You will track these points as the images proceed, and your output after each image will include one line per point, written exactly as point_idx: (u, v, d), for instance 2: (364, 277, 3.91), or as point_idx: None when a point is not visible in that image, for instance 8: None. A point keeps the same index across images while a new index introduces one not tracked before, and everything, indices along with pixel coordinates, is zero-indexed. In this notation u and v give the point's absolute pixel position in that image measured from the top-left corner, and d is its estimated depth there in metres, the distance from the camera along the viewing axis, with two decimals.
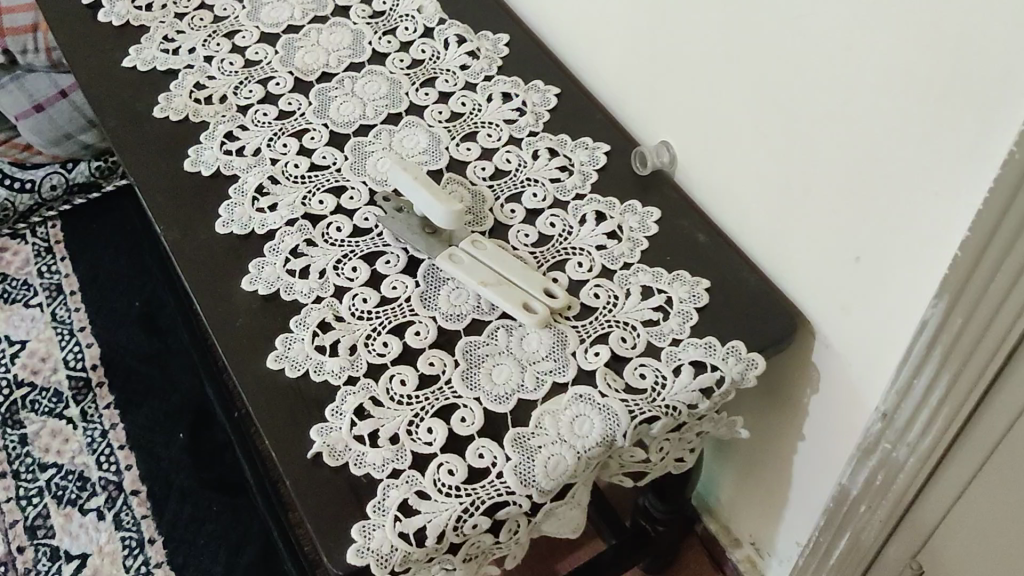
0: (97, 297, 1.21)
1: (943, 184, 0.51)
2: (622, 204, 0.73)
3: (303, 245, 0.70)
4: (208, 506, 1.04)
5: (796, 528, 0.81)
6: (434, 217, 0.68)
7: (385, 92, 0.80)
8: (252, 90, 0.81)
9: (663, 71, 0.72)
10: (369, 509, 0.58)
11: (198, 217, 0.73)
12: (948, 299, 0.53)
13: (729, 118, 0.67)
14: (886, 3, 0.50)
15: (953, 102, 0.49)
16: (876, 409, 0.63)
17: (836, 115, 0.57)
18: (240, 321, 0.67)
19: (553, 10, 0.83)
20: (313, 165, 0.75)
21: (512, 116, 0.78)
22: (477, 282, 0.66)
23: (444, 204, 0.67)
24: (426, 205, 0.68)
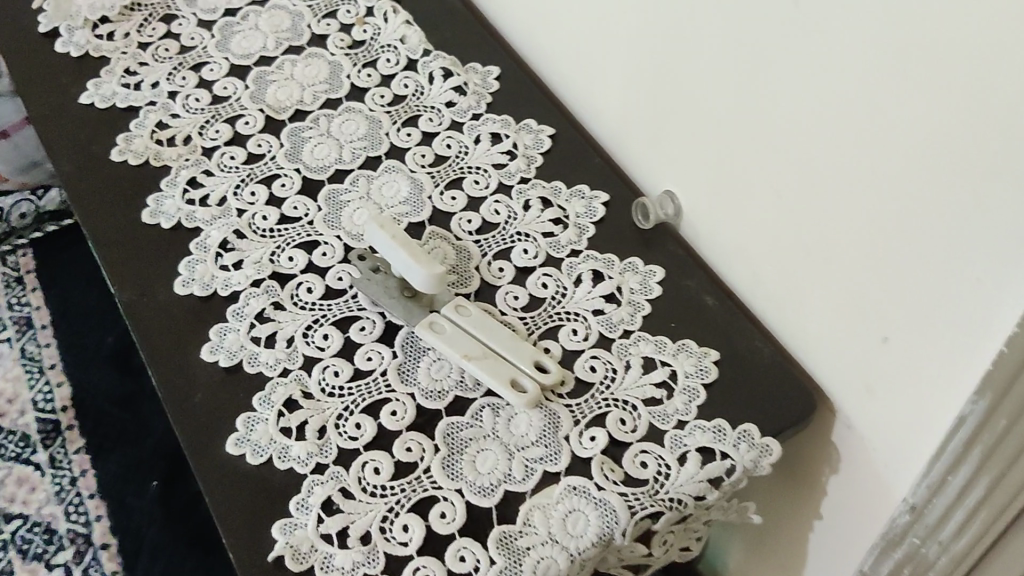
0: (69, 332, 1.15)
1: (989, 269, 0.45)
2: (622, 262, 0.66)
3: (269, 310, 0.64)
4: (181, 562, 0.96)
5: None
6: (413, 280, 0.62)
7: (363, 132, 0.74)
8: (219, 130, 0.74)
9: (669, 114, 0.65)
10: None
11: (156, 274, 0.66)
12: (991, 397, 0.46)
13: (742, 171, 0.60)
14: (931, 64, 0.44)
15: (1006, 181, 0.42)
16: (904, 499, 0.56)
17: (866, 179, 0.51)
18: (199, 396, 0.61)
19: (547, 42, 0.76)
20: (283, 217, 0.69)
21: (502, 160, 0.71)
22: (460, 356, 0.60)
23: (424, 268, 0.61)
24: (405, 267, 0.62)
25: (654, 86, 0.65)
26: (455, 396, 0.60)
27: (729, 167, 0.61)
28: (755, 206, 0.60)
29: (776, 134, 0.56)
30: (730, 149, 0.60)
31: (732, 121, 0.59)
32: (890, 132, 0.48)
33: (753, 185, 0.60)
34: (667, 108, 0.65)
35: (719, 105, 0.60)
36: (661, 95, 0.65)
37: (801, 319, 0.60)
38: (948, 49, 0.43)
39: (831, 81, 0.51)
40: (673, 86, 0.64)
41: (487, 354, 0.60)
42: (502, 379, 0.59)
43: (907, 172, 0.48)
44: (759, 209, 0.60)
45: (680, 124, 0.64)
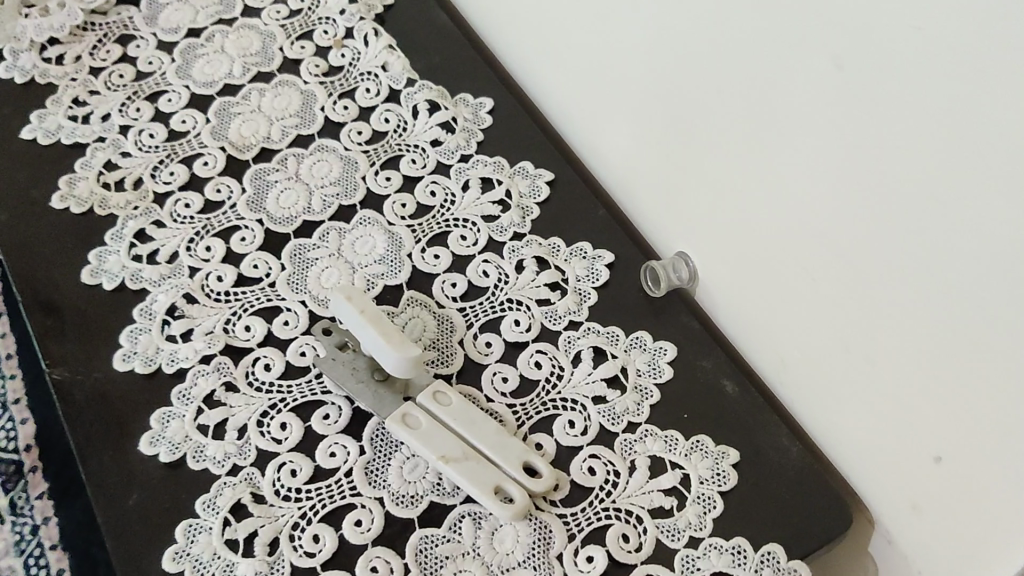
0: None
1: None
2: (627, 337, 0.57)
3: (219, 392, 0.55)
4: None
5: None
6: (385, 363, 0.53)
7: (336, 175, 0.65)
8: (174, 171, 0.66)
9: (681, 166, 0.56)
10: None
11: (95, 345, 0.58)
12: None
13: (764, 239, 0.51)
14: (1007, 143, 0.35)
15: None
16: None
17: (922, 273, 0.42)
18: (135, 497, 0.52)
19: (545, 72, 0.68)
20: (241, 277, 0.60)
21: (493, 211, 0.62)
22: (438, 458, 0.51)
23: (397, 351, 0.52)
24: (375, 347, 0.53)
25: (664, 133, 0.56)
26: (430, 502, 0.51)
27: (751, 234, 0.52)
28: (779, 282, 0.51)
29: (806, 203, 0.47)
30: (753, 215, 0.51)
31: (753, 179, 0.50)
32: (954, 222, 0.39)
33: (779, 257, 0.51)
34: (679, 160, 0.56)
35: (739, 161, 0.51)
36: (672, 144, 0.56)
37: (834, 416, 0.51)
38: None
39: (880, 152, 0.41)
40: (686, 135, 0.54)
41: (469, 455, 0.51)
42: (485, 487, 0.50)
43: (978, 271, 0.39)
44: (785, 286, 0.51)
45: (694, 179, 0.55)
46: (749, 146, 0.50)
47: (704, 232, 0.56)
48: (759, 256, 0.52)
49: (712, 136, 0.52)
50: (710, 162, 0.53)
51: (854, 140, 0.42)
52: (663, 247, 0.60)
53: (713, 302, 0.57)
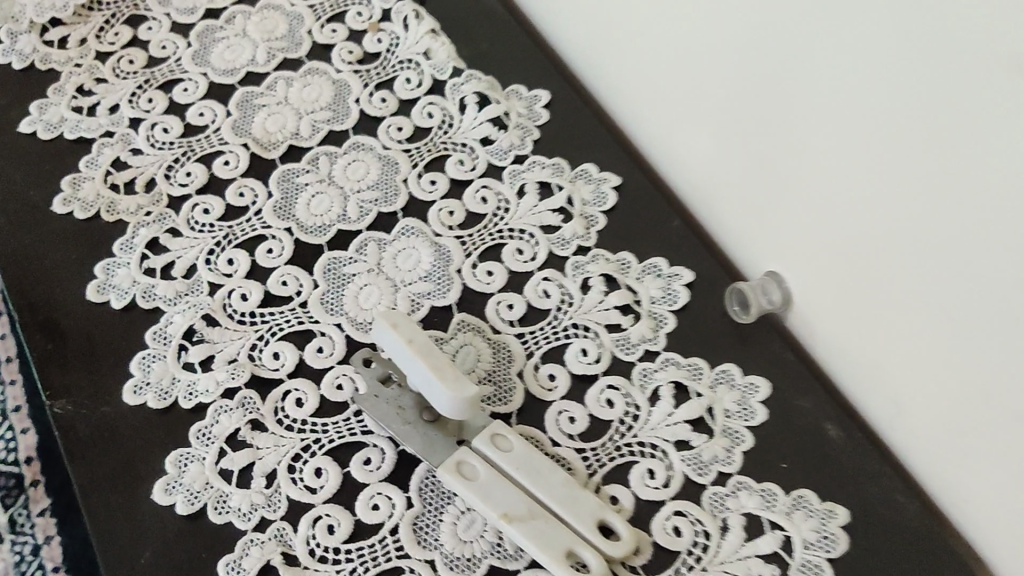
0: None
1: None
2: (713, 370, 0.50)
3: (244, 431, 0.48)
4: None
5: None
6: (438, 405, 0.44)
7: (374, 177, 0.58)
8: (191, 172, 0.58)
9: (768, 177, 0.48)
10: None
11: (103, 373, 0.51)
12: None
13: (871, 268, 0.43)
14: None
15: None
16: None
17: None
18: (148, 555, 0.45)
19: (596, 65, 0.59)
20: (268, 295, 0.53)
21: (552, 220, 0.55)
22: (500, 516, 0.43)
23: (455, 390, 0.43)
24: (428, 386, 0.45)
25: (747, 138, 0.49)
26: (489, 565, 0.45)
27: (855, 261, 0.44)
28: (885, 320, 0.44)
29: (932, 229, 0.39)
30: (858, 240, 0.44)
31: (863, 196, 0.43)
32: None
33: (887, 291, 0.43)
34: (765, 170, 0.48)
35: (846, 174, 0.43)
36: (758, 151, 0.49)
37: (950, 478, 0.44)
38: None
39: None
40: (775, 142, 0.47)
41: (536, 514, 0.44)
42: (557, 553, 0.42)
43: None
44: (891, 327, 0.43)
45: (784, 193, 0.48)
46: (857, 159, 0.42)
47: (795, 254, 0.48)
48: (860, 288, 0.45)
49: (808, 143, 0.45)
50: (805, 173, 0.46)
51: (947, 161, 0.37)
52: (748, 266, 0.53)
53: (806, 335, 0.50)
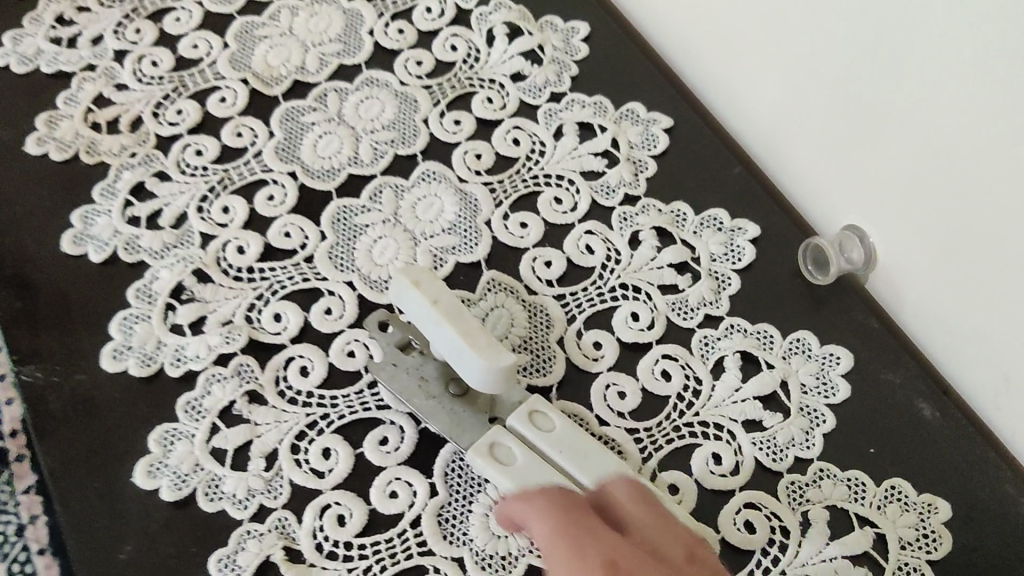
0: None
1: None
2: (785, 338, 0.43)
3: (240, 404, 0.42)
4: None
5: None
6: (471, 375, 0.37)
7: (390, 116, 0.50)
8: (182, 109, 0.51)
9: (849, 120, 0.41)
10: None
11: (79, 337, 0.44)
12: None
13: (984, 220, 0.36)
14: None
15: None
16: None
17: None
18: (128, 550, 0.39)
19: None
20: (269, 248, 0.46)
21: (595, 165, 0.48)
22: (533, 509, 0.36)
23: (487, 361, 0.36)
24: (459, 353, 0.37)
25: (822, 76, 0.42)
26: (527, 565, 0.39)
27: (960, 221, 0.37)
28: (995, 291, 0.37)
29: None
30: (964, 197, 0.37)
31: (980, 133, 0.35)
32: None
33: (1002, 259, 0.36)
34: (845, 111, 0.41)
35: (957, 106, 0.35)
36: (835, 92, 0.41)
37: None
38: None
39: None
40: (858, 79, 0.40)
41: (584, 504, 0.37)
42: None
43: None
44: (1004, 300, 0.36)
45: (869, 139, 0.40)
46: (971, 90, 0.35)
47: (881, 207, 0.41)
48: (965, 250, 0.37)
49: (904, 79, 0.37)
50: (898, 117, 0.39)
51: None
52: (822, 220, 0.45)
53: (892, 299, 0.43)
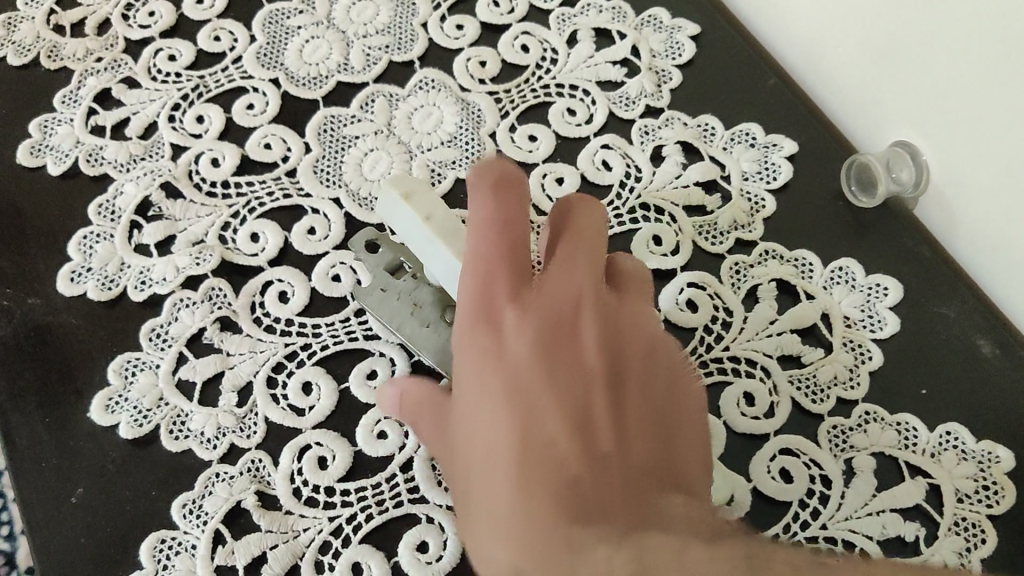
0: None
1: None
2: (826, 266, 0.38)
3: (210, 332, 0.37)
4: None
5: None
6: None
7: (385, 19, 0.45)
8: (155, 10, 0.46)
9: (904, 21, 0.36)
10: None
11: (31, 256, 0.39)
12: None
13: None
14: None
15: None
16: None
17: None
18: (80, 492, 0.34)
19: None
20: (247, 161, 0.41)
21: (613, 74, 0.43)
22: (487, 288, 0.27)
23: None
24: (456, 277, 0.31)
25: None
26: None
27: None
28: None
29: None
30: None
31: None
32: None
33: None
34: (901, 11, 0.36)
35: None
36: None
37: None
38: None
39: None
40: None
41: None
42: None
43: None
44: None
45: (924, 45, 0.35)
46: None
47: (940, 122, 0.36)
48: None
49: None
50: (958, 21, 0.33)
51: None
52: (869, 136, 0.40)
53: (948, 224, 0.38)
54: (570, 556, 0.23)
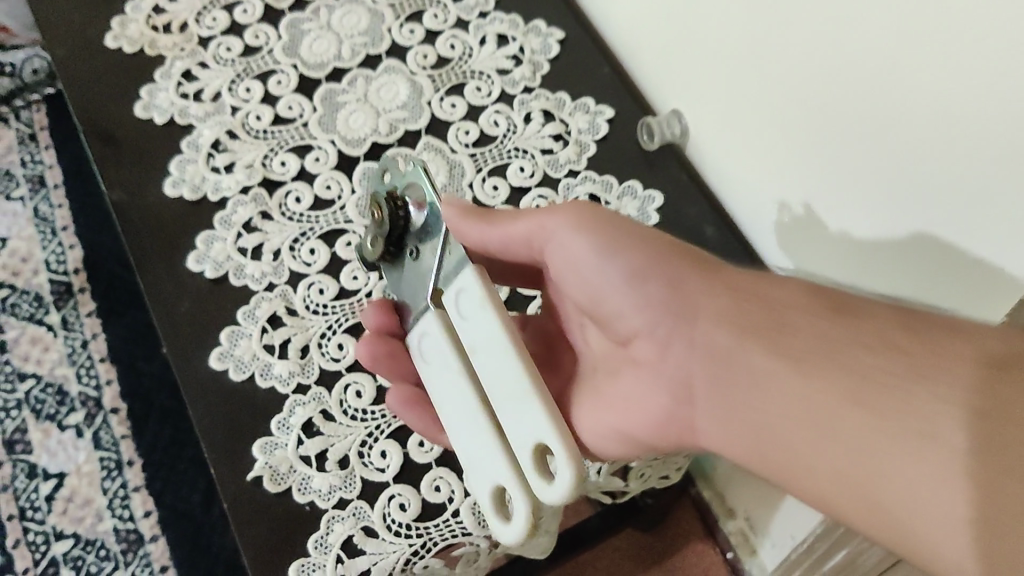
0: (89, 220, 1.18)
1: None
2: (621, 185, 0.64)
3: (256, 220, 0.63)
4: (174, 464, 1.05)
5: (784, 540, 0.78)
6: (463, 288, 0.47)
7: (365, 26, 0.71)
8: (216, 17, 0.71)
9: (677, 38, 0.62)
10: (322, 522, 0.53)
11: (148, 173, 0.65)
12: None
13: (751, 104, 0.57)
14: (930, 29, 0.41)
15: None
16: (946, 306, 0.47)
17: (868, 154, 0.48)
18: (186, 306, 0.60)
19: None
20: (277, 117, 0.67)
21: (506, 65, 0.68)
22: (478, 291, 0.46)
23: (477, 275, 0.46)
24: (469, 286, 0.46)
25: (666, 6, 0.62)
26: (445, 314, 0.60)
27: (738, 103, 0.58)
28: (918, 165, 0.44)
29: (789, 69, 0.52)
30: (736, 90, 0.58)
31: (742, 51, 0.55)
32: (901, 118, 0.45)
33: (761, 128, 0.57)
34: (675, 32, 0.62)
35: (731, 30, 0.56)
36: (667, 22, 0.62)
37: (813, 259, 0.57)
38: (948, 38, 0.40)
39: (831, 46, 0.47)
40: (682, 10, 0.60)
41: (521, 479, 0.43)
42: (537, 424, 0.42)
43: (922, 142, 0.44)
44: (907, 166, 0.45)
45: (688, 53, 0.61)
46: (733, 22, 0.55)
47: (697, 98, 0.62)
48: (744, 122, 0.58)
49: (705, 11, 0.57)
50: (697, 33, 0.59)
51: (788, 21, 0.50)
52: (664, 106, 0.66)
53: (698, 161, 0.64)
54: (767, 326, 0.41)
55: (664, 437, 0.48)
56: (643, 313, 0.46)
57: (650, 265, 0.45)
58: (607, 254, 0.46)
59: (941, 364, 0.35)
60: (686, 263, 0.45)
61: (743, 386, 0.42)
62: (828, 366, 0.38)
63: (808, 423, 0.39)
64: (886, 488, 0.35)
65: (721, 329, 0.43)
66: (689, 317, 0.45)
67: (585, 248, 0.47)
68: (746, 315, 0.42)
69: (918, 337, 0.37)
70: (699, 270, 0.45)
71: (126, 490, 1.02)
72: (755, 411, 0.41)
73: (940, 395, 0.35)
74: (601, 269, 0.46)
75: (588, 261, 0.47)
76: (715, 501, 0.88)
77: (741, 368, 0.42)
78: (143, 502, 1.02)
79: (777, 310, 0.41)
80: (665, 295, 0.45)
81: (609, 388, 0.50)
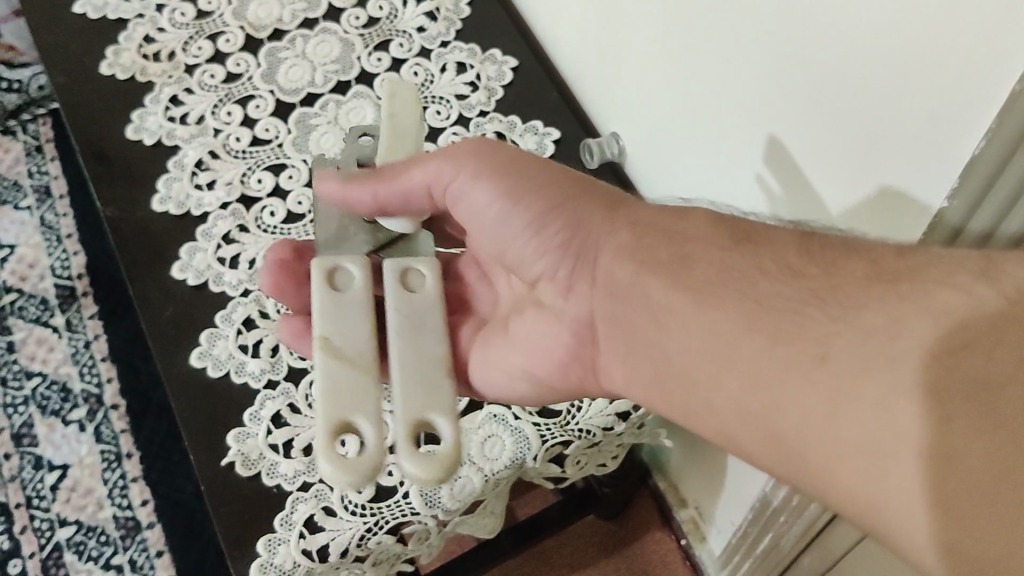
0: (91, 227, 1.25)
1: (908, 157, 0.41)
2: None
3: (235, 232, 0.70)
4: (170, 457, 1.12)
5: (726, 526, 0.84)
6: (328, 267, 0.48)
7: (337, 54, 0.77)
8: (201, 46, 0.78)
9: (616, 67, 0.68)
10: (287, 502, 0.60)
11: (137, 190, 0.72)
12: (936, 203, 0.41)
13: (675, 131, 0.63)
14: (799, 66, 0.47)
15: (877, 162, 0.44)
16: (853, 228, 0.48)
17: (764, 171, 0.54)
18: (170, 310, 0.67)
19: None
20: (256, 138, 0.74)
21: (464, 90, 0.75)
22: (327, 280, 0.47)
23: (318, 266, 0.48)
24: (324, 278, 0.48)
25: (605, 39, 0.68)
26: None
27: (665, 128, 0.65)
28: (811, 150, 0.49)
29: (699, 102, 0.58)
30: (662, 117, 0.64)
31: (664, 83, 0.62)
32: (780, 145, 0.51)
33: (683, 150, 0.63)
34: (614, 62, 0.68)
35: (655, 64, 0.62)
36: (604, 53, 0.69)
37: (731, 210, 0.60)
38: (810, 80, 0.46)
39: (727, 76, 0.54)
40: (618, 43, 0.66)
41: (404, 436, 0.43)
42: (335, 404, 0.42)
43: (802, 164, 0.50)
44: (801, 148, 0.50)
45: (625, 81, 0.68)
46: (656, 56, 0.62)
47: (635, 120, 0.69)
48: (671, 145, 0.65)
49: (636, 45, 0.64)
50: (628, 64, 0.66)
51: (695, 58, 0.57)
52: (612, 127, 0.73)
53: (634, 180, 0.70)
54: (667, 258, 0.43)
55: (566, 376, 0.51)
56: (542, 253, 0.49)
57: (550, 209, 0.47)
58: (511, 200, 0.48)
59: (857, 307, 0.36)
60: (590, 202, 0.47)
61: (644, 320, 0.44)
62: (714, 293, 0.40)
63: (714, 357, 0.40)
64: (811, 433, 0.36)
65: (624, 265, 0.45)
66: (590, 260, 0.47)
67: (485, 198, 0.49)
68: (649, 249, 0.44)
69: (804, 267, 0.39)
70: (602, 209, 0.47)
71: (125, 481, 1.09)
72: (661, 345, 0.43)
73: (879, 351, 0.35)
74: (506, 215, 0.49)
75: (493, 209, 0.49)
76: (669, 491, 0.94)
77: (639, 300, 0.44)
78: (140, 491, 1.09)
79: (679, 245, 0.43)
80: (565, 237, 0.48)
81: (515, 328, 0.53)
